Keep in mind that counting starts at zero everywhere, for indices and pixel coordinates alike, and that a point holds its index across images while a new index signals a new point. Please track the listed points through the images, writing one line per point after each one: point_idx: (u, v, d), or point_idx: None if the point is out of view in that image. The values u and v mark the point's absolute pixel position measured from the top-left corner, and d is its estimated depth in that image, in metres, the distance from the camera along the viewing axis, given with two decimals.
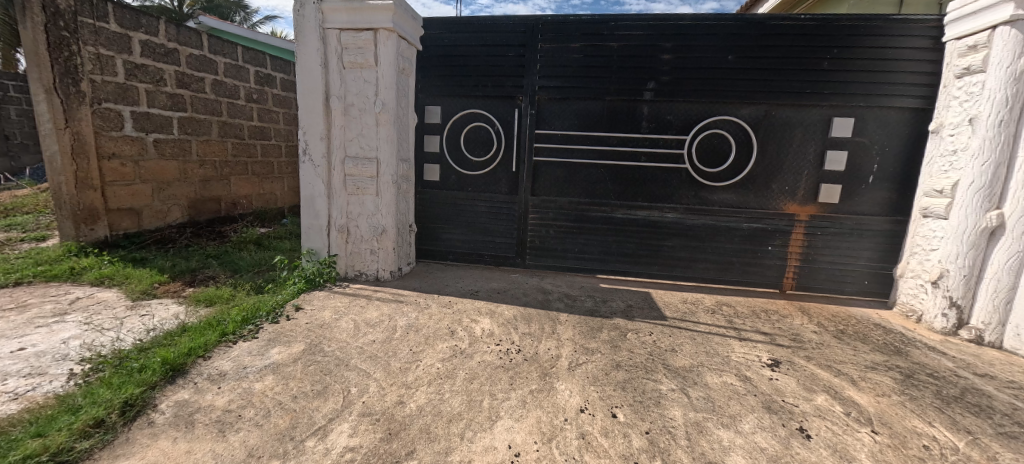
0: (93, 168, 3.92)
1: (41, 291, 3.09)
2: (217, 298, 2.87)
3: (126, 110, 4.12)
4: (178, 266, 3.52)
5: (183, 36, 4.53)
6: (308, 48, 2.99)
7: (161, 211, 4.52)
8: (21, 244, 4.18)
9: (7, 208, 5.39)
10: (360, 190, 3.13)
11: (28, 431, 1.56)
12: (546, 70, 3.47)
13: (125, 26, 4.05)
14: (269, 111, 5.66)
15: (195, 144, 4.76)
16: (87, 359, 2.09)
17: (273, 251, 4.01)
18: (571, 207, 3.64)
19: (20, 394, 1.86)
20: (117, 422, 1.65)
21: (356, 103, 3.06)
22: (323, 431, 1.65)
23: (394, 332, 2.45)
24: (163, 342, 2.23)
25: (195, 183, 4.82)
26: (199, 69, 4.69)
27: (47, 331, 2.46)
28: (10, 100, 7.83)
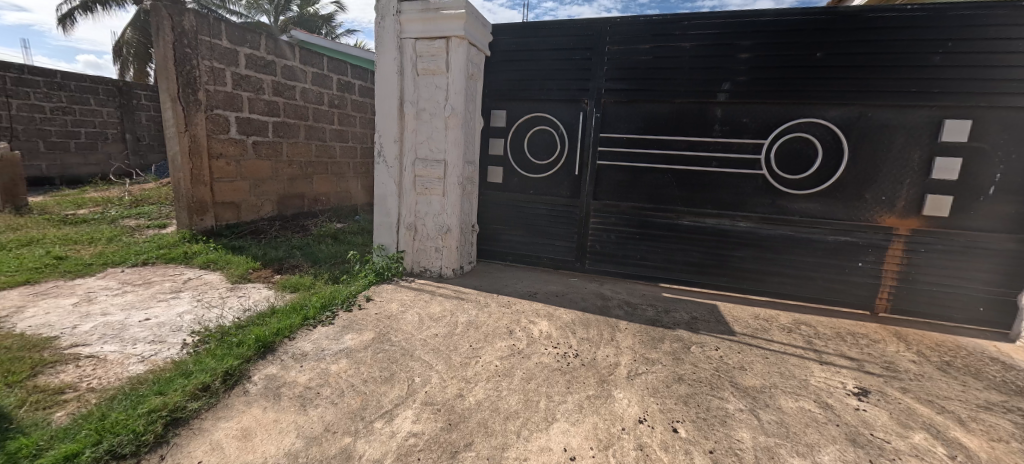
0: (205, 166, 4.50)
1: (162, 271, 3.61)
2: (301, 285, 3.16)
3: (232, 115, 4.68)
4: (269, 255, 3.92)
5: (280, 49, 5.05)
6: (386, 57, 3.22)
7: (256, 205, 5.07)
8: (148, 230, 4.91)
9: (138, 200, 6.34)
10: (428, 191, 3.29)
11: (154, 389, 1.84)
12: (613, 73, 3.42)
13: (234, 42, 4.61)
14: (348, 115, 6.11)
15: (286, 145, 5.29)
16: (197, 332, 2.42)
17: (347, 245, 4.34)
18: (634, 212, 3.54)
19: (147, 357, 2.20)
20: (220, 388, 1.88)
21: (427, 108, 3.22)
22: (390, 415, 1.76)
23: (455, 327, 2.54)
24: (256, 322, 2.51)
25: (284, 181, 5.34)
26: (291, 79, 5.19)
27: (167, 305, 2.87)
28: (141, 107, 9.33)
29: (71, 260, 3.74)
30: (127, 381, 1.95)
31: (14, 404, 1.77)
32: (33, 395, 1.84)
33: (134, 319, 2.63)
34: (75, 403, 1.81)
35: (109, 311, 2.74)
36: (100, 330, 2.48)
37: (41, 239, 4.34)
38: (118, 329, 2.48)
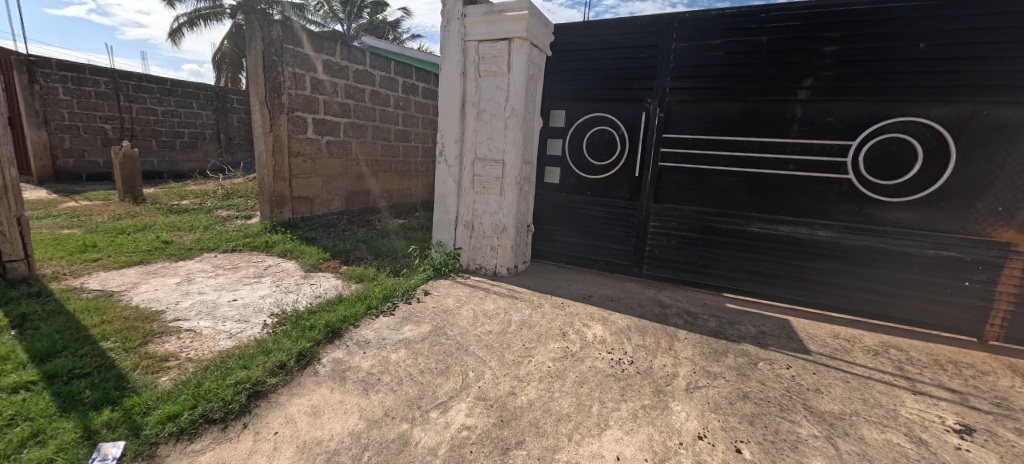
0: (286, 164, 4.92)
1: (247, 258, 4.00)
2: (365, 276, 3.36)
3: (310, 117, 5.07)
4: (337, 247, 4.20)
5: (352, 55, 5.39)
6: (451, 60, 3.32)
7: (327, 200, 5.47)
8: (237, 220, 5.46)
9: (229, 193, 7.07)
10: (486, 191, 3.35)
11: (239, 363, 2.05)
12: (679, 71, 3.27)
13: (313, 49, 4.99)
14: (412, 116, 6.39)
15: (355, 145, 5.63)
16: (276, 314, 2.65)
17: (408, 240, 4.53)
18: (697, 217, 3.37)
19: (234, 334, 2.45)
20: (294, 366, 2.05)
21: (488, 109, 3.28)
22: (444, 406, 1.81)
23: (509, 325, 2.56)
24: (326, 308, 2.71)
25: (352, 178, 5.69)
26: (361, 82, 5.52)
27: (251, 288, 3.17)
28: (234, 110, 10.40)
29: (175, 245, 4.26)
30: (218, 354, 2.19)
31: (130, 366, 2.06)
32: (145, 360, 2.12)
33: (224, 299, 2.95)
34: (177, 370, 2.06)
35: (204, 291, 3.09)
36: (197, 307, 2.81)
37: (153, 225, 4.98)
38: (211, 308, 2.79)
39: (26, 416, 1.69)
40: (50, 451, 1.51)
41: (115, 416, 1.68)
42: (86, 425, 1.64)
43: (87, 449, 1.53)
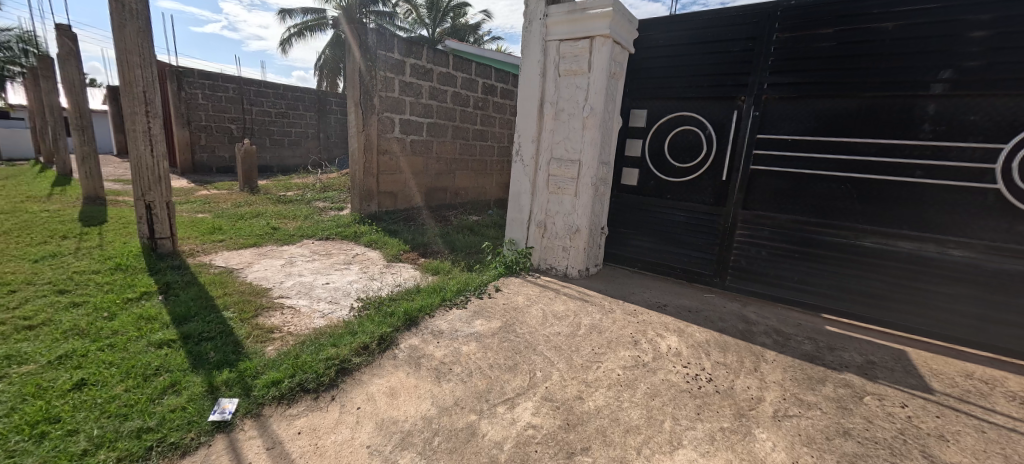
0: (375, 161, 5.33)
1: (339, 246, 4.40)
2: (441, 269, 3.52)
3: (397, 117, 5.43)
4: (416, 240, 4.46)
5: (438, 58, 5.67)
6: (531, 60, 3.35)
7: (409, 196, 5.82)
8: (331, 211, 6.03)
9: (326, 186, 7.84)
10: (560, 190, 3.33)
11: (329, 340, 2.27)
12: (780, 65, 2.97)
13: (403, 54, 5.33)
14: (490, 116, 6.56)
15: (436, 144, 5.92)
16: (361, 299, 2.89)
17: (481, 237, 4.67)
18: (793, 227, 3.04)
19: (326, 314, 2.71)
20: (376, 348, 2.21)
21: (566, 108, 3.25)
22: (511, 402, 1.84)
23: (578, 328, 2.53)
24: (405, 296, 2.89)
25: (432, 175, 5.99)
26: (444, 84, 5.79)
27: (341, 273, 3.49)
28: (332, 111, 11.50)
29: (281, 231, 4.82)
30: (313, 331, 2.43)
31: (244, 335, 2.38)
32: (255, 330, 2.43)
33: (319, 282, 3.27)
34: (280, 341, 2.34)
35: (303, 273, 3.46)
36: (297, 287, 3.15)
37: (265, 213, 5.69)
38: (309, 289, 3.11)
39: (168, 368, 2.03)
40: (185, 399, 1.80)
41: (231, 376, 1.95)
42: (211, 381, 1.92)
43: (210, 402, 1.80)
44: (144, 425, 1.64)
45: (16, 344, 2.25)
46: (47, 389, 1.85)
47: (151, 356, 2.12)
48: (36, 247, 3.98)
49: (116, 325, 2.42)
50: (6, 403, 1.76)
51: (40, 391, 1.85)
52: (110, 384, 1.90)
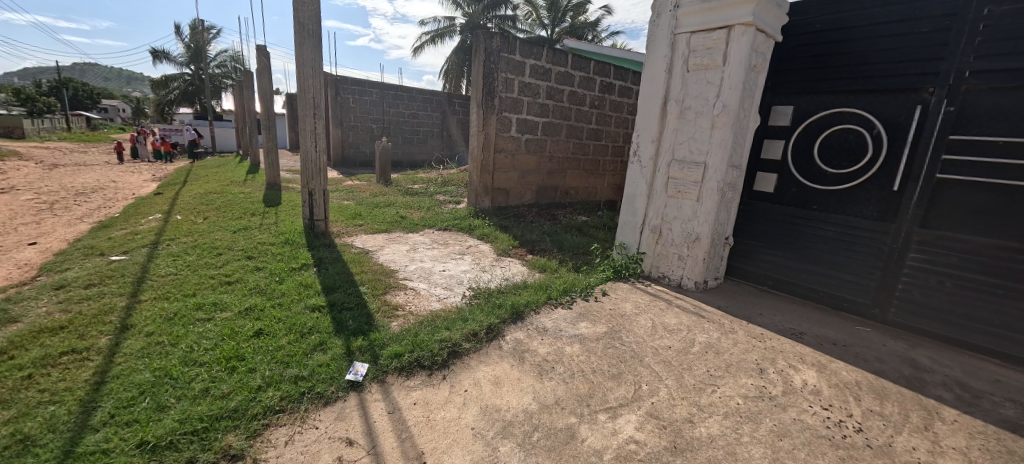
0: (491, 159, 5.61)
1: (455, 237, 4.74)
2: (548, 267, 3.57)
3: (515, 117, 5.62)
4: (524, 236, 4.58)
5: (557, 58, 5.72)
6: (658, 56, 3.18)
7: (521, 193, 6.01)
8: (449, 204, 6.52)
9: (447, 181, 8.50)
10: (680, 195, 3.09)
11: (444, 324, 2.46)
12: (992, 46, 2.31)
13: (524, 55, 5.50)
14: (606, 115, 6.39)
15: (550, 143, 5.99)
16: (473, 288, 3.07)
17: (589, 238, 4.60)
18: (998, 255, 2.36)
19: (442, 298, 2.95)
20: (484, 337, 2.33)
21: (694, 106, 3.01)
22: (614, 412, 1.78)
23: (692, 345, 2.33)
24: (513, 290, 2.99)
25: (543, 174, 6.09)
26: (562, 83, 5.82)
27: (456, 262, 3.75)
28: (456, 111, 12.40)
29: (408, 220, 5.38)
30: (430, 313, 2.67)
31: (375, 309, 2.71)
32: (384, 306, 2.76)
33: (437, 268, 3.57)
34: (403, 318, 2.61)
35: (424, 259, 3.82)
36: (419, 272, 3.48)
37: (395, 203, 6.41)
38: (428, 274, 3.42)
39: (318, 329, 2.42)
40: (329, 357, 2.12)
41: (364, 344, 2.25)
42: (349, 345, 2.24)
43: (348, 363, 2.09)
44: (299, 374, 1.98)
45: (221, 295, 2.91)
46: (238, 333, 2.36)
47: (307, 318, 2.55)
48: (236, 221, 5.08)
49: (284, 288, 2.98)
50: (213, 340, 2.29)
51: (233, 334, 2.37)
52: (278, 336, 2.34)
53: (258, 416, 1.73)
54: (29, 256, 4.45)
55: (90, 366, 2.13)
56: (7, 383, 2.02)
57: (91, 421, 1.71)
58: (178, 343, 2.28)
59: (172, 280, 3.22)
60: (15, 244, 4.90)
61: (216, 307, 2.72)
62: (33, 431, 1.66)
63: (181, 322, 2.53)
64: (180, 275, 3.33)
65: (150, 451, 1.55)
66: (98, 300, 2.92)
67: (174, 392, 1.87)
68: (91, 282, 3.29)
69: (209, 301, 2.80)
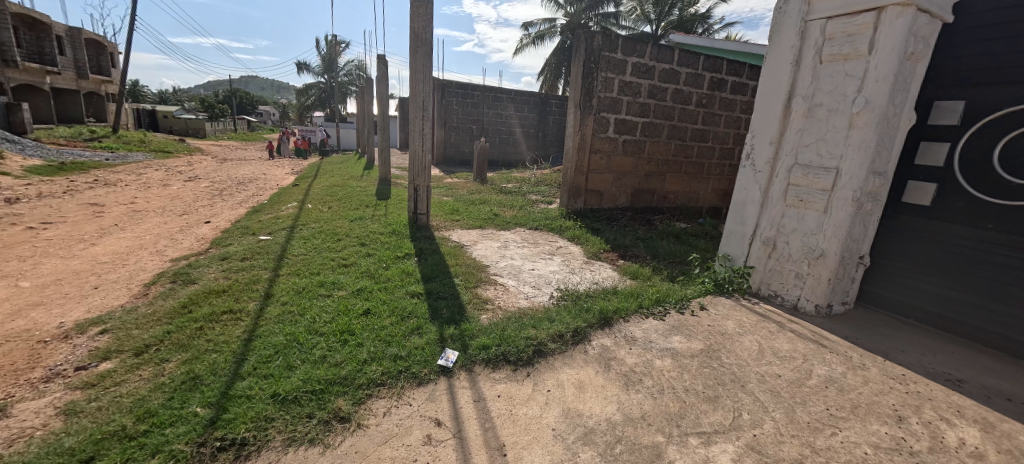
0: (586, 160, 5.53)
1: (545, 237, 4.78)
2: (640, 275, 3.42)
3: (613, 117, 5.47)
4: (617, 241, 4.44)
5: (662, 54, 5.42)
6: (784, 47, 2.84)
7: (615, 196, 5.83)
8: (541, 204, 6.59)
9: (540, 181, 8.60)
10: (802, 204, 2.72)
11: (530, 322, 2.50)
12: None
13: (626, 53, 5.32)
14: (714, 114, 5.88)
15: (649, 144, 5.71)
16: (560, 290, 3.07)
17: (688, 247, 4.29)
18: None
19: (530, 297, 2.99)
20: (569, 340, 2.32)
21: (826, 103, 2.63)
22: (707, 438, 1.64)
23: (808, 377, 2.04)
24: (601, 295, 2.92)
25: (640, 176, 5.82)
26: (666, 81, 5.51)
27: (545, 262, 3.79)
28: (552, 112, 12.45)
29: (501, 218, 5.56)
30: (517, 310, 2.73)
31: (467, 300, 2.86)
32: (475, 298, 2.90)
33: (526, 267, 3.64)
34: (491, 312, 2.71)
35: (514, 257, 3.91)
36: (509, 268, 3.58)
37: (490, 201, 6.67)
38: (517, 272, 3.50)
39: (416, 314, 2.63)
40: (424, 342, 2.29)
41: (455, 333, 2.38)
42: (442, 332, 2.39)
43: (440, 349, 2.23)
44: (399, 353, 2.17)
45: (338, 275, 3.33)
46: (351, 311, 2.67)
47: (407, 302, 2.79)
48: (353, 211, 5.75)
49: (390, 274, 3.29)
50: (332, 314, 2.62)
51: (347, 310, 2.69)
52: (383, 316, 2.59)
53: (363, 386, 1.94)
54: (205, 232, 5.56)
55: (242, 324, 2.59)
56: (187, 331, 2.55)
57: (241, 370, 2.07)
58: (305, 314, 2.66)
59: (302, 260, 3.76)
60: (197, 222, 6.15)
61: (334, 286, 3.12)
62: (202, 372, 2.07)
63: (308, 296, 2.95)
64: (309, 256, 3.87)
65: (281, 402, 1.83)
66: (250, 271, 3.54)
67: (300, 355, 2.18)
68: (245, 256, 3.99)
69: (330, 280, 3.21)
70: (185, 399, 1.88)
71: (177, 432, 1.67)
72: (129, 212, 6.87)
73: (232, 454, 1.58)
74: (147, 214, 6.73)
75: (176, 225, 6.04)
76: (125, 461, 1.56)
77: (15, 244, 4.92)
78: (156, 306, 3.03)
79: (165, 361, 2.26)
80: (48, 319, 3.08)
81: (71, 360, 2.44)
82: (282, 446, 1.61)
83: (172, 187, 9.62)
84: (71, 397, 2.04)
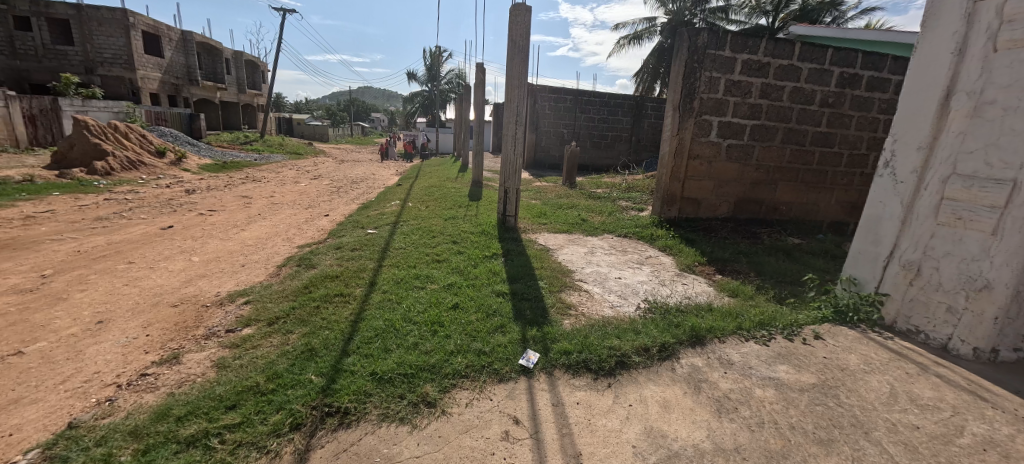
0: (684, 166, 5.21)
1: (634, 245, 4.60)
2: (741, 293, 3.12)
3: (716, 120, 5.08)
4: (715, 254, 4.10)
5: (779, 49, 4.89)
6: (944, 34, 2.38)
7: (715, 205, 5.39)
8: (632, 211, 6.35)
9: (631, 187, 8.29)
10: (961, 222, 2.24)
11: (614, 331, 2.43)
12: None
13: (735, 50, 4.92)
14: (843, 115, 5.10)
15: (758, 149, 5.18)
16: (648, 301, 2.93)
17: (801, 265, 3.79)
18: None
19: (615, 306, 2.90)
20: (655, 355, 2.20)
21: (1000, 100, 2.14)
22: None
23: (959, 435, 1.67)
24: (694, 312, 2.73)
25: (746, 185, 5.30)
26: (783, 79, 4.95)
27: (633, 271, 3.65)
28: (647, 115, 11.91)
29: (588, 223, 5.48)
30: (602, 318, 2.67)
31: (550, 304, 2.87)
32: (559, 303, 2.90)
33: (613, 275, 3.54)
34: (574, 318, 2.69)
35: (601, 264, 3.84)
36: (594, 275, 3.52)
37: (578, 206, 6.62)
38: (603, 279, 3.42)
39: (501, 313, 2.71)
40: (507, 340, 2.36)
41: (537, 334, 2.41)
42: (524, 333, 2.44)
43: (522, 349, 2.28)
44: (483, 348, 2.26)
45: (432, 269, 3.58)
46: (441, 303, 2.85)
47: (492, 301, 2.89)
48: (448, 211, 6.13)
49: (478, 272, 3.45)
50: (425, 306, 2.83)
51: (439, 302, 2.88)
52: (470, 312, 2.72)
53: (448, 375, 2.06)
54: (325, 224, 6.36)
55: (349, 307, 2.92)
56: (308, 308, 2.95)
57: (347, 348, 2.34)
58: (402, 303, 2.91)
59: (402, 253, 4.12)
60: (319, 215, 7.07)
61: (428, 279, 3.36)
62: (317, 345, 2.38)
63: (405, 286, 3.22)
64: (408, 250, 4.22)
65: (378, 380, 2.02)
66: (358, 261, 3.98)
67: (396, 340, 2.39)
68: (355, 247, 4.49)
69: (424, 273, 3.47)
70: (303, 367, 2.18)
71: (296, 394, 1.94)
72: (269, 205, 8.14)
73: (336, 420, 1.79)
74: (282, 207, 7.92)
75: (303, 217, 7.01)
76: (257, 412, 1.85)
77: (191, 227, 6.14)
78: (285, 285, 3.55)
79: (289, 333, 2.64)
80: (210, 289, 3.79)
81: (223, 323, 2.98)
82: (376, 420, 1.78)
83: (301, 184, 11.18)
84: (222, 354, 2.49)
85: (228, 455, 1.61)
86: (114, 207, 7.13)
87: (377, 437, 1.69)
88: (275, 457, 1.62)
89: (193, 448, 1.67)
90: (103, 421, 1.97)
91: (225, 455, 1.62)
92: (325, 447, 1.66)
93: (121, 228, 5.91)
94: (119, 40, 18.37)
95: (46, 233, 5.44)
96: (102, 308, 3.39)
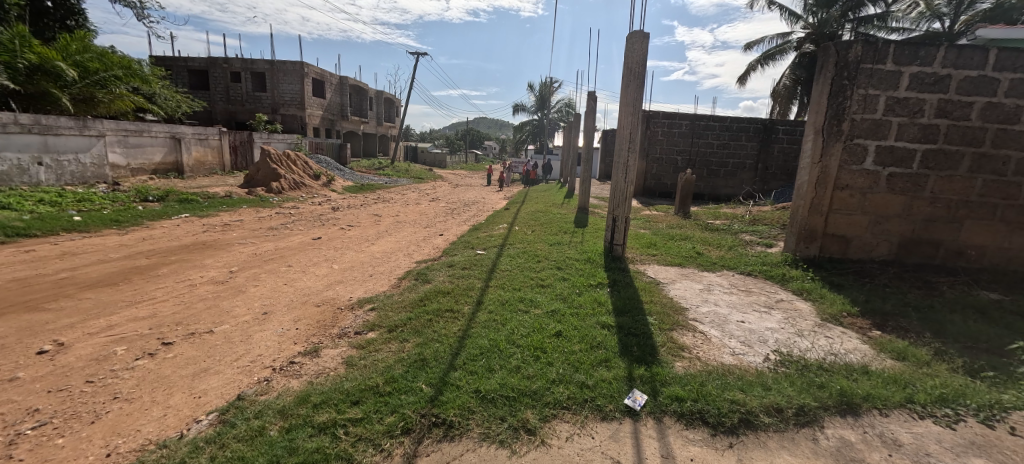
0: (827, 197, 4.50)
1: (761, 286, 4.07)
2: (910, 357, 2.53)
3: (873, 144, 4.33)
4: (871, 304, 3.40)
5: (965, 57, 4.01)
6: None
7: (870, 244, 4.52)
8: (758, 246, 5.65)
9: (756, 218, 7.42)
10: None
11: (737, 383, 2.15)
12: None
13: (900, 63, 4.19)
14: None
15: (934, 179, 4.23)
16: (781, 353, 2.55)
17: (1007, 330, 2.91)
18: None
19: (737, 354, 2.58)
20: (792, 419, 1.88)
21: None
22: None
23: None
24: (842, 373, 2.29)
25: (915, 222, 4.35)
26: (970, 94, 4.04)
27: (759, 316, 3.22)
28: (777, 139, 10.67)
29: (705, 257, 5.02)
30: (721, 366, 2.38)
31: (660, 343, 2.66)
32: (670, 343, 2.67)
33: (734, 317, 3.16)
34: (688, 361, 2.45)
35: (719, 303, 3.47)
36: (711, 315, 3.19)
37: (692, 237, 6.12)
38: (721, 321, 3.08)
39: (605, 346, 2.60)
40: (611, 376, 2.24)
41: (645, 375, 2.25)
42: (631, 371, 2.29)
43: (627, 388, 2.15)
44: (585, 381, 2.19)
45: (536, 294, 3.61)
46: (544, 329, 2.85)
47: (597, 332, 2.79)
48: (553, 236, 6.19)
49: (581, 301, 3.39)
50: (528, 330, 2.85)
51: (541, 328, 2.88)
52: (573, 341, 2.67)
53: (549, 404, 2.03)
54: (439, 243, 6.92)
55: (458, 323, 3.08)
56: (421, 320, 3.19)
57: (454, 362, 2.46)
58: (506, 324, 2.98)
59: (508, 275, 4.24)
60: (435, 234, 7.73)
61: (532, 303, 3.39)
62: (429, 356, 2.55)
63: (509, 308, 3.29)
64: (513, 272, 4.35)
65: (481, 399, 2.08)
66: (468, 279, 4.21)
67: (498, 361, 2.44)
68: (466, 266, 4.76)
69: (528, 297, 3.52)
70: (416, 374, 2.35)
71: (407, 400, 2.09)
72: (394, 223, 9.13)
73: (442, 431, 1.88)
74: (404, 225, 8.87)
75: (421, 235, 7.72)
76: (375, 411, 2.03)
77: (333, 238, 7.22)
78: (404, 296, 3.91)
79: (405, 341, 2.89)
80: (344, 294, 4.36)
81: (353, 325, 3.38)
82: (478, 439, 1.82)
83: (422, 205, 12.41)
84: (351, 353, 2.82)
85: (351, 446, 1.79)
86: (281, 219, 8.71)
87: (477, 456, 1.72)
88: (387, 456, 1.75)
89: (324, 434, 1.89)
90: (261, 397, 2.36)
91: (348, 446, 1.79)
92: (431, 455, 1.74)
93: (284, 237, 7.19)
94: (296, 86, 22.83)
95: (235, 237, 6.88)
96: (267, 302, 4.12)
